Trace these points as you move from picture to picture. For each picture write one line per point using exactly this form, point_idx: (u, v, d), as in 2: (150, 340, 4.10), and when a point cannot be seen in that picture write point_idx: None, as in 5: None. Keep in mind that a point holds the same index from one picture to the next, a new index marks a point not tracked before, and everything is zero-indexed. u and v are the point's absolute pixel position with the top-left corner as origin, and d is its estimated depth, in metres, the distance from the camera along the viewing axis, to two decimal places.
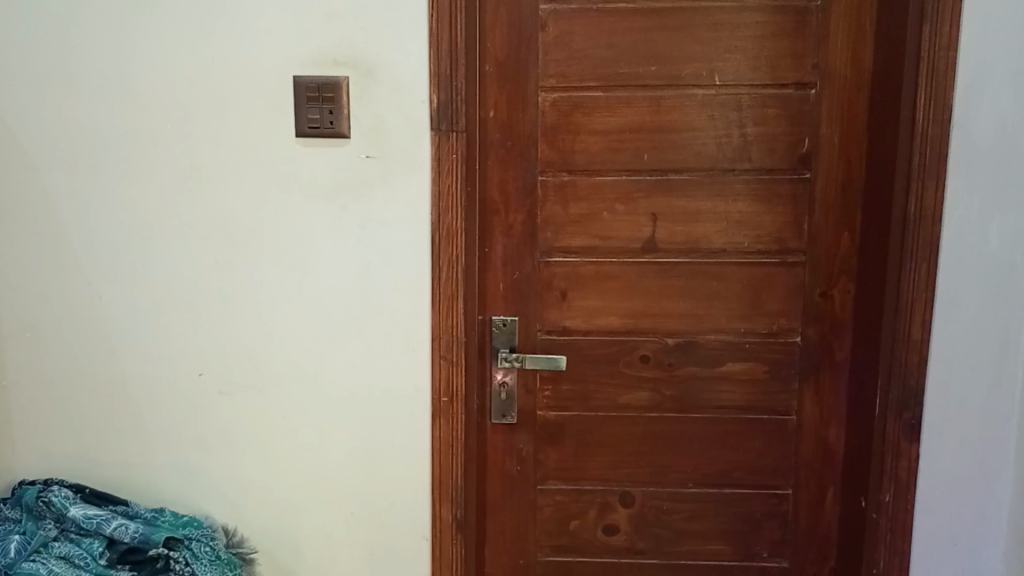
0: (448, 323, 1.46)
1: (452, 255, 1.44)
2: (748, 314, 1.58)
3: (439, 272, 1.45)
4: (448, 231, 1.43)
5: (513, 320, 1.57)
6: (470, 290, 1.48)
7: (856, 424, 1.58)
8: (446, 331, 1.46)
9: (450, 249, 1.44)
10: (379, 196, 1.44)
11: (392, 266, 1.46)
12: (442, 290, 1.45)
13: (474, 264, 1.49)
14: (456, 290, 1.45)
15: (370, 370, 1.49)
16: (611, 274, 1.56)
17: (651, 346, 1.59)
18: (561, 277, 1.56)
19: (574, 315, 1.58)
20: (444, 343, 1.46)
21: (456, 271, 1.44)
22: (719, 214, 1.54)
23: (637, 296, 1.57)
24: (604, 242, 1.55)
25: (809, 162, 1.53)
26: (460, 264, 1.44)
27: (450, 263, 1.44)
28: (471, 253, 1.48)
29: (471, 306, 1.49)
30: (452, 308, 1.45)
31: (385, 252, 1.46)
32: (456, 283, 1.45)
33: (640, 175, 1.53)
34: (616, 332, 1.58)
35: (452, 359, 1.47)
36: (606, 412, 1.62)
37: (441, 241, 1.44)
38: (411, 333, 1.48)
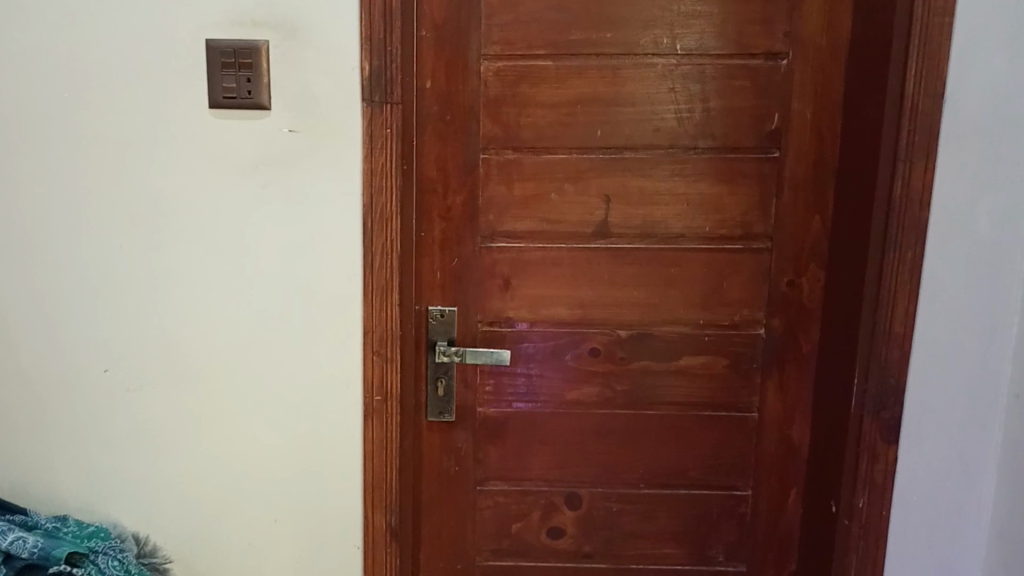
0: (380, 317, 1.32)
1: (385, 242, 1.30)
2: (707, 304, 1.47)
3: (371, 260, 1.31)
4: (382, 216, 1.29)
5: (451, 311, 1.45)
6: (405, 279, 1.34)
7: (821, 422, 1.49)
8: (379, 325, 1.32)
9: (383, 235, 1.30)
10: (305, 175, 1.29)
11: (319, 253, 1.31)
12: (374, 281, 1.31)
13: (408, 251, 1.35)
14: (391, 280, 1.31)
15: (296, 367, 1.35)
16: (559, 262, 1.43)
17: (601, 338, 1.47)
18: (503, 265, 1.43)
19: (519, 305, 1.45)
20: (377, 338, 1.33)
21: (392, 261, 1.31)
22: (678, 197, 1.42)
23: (587, 285, 1.45)
24: (552, 227, 1.42)
25: (777, 140, 1.41)
26: (394, 251, 1.30)
27: (381, 252, 1.30)
28: (406, 238, 1.34)
29: (407, 297, 1.36)
30: (387, 300, 1.32)
31: (311, 238, 1.31)
32: (391, 273, 1.31)
33: (592, 153, 1.39)
34: (564, 323, 1.47)
35: (388, 355, 1.33)
36: (553, 408, 1.51)
37: (372, 227, 1.30)
38: (341, 327, 1.34)
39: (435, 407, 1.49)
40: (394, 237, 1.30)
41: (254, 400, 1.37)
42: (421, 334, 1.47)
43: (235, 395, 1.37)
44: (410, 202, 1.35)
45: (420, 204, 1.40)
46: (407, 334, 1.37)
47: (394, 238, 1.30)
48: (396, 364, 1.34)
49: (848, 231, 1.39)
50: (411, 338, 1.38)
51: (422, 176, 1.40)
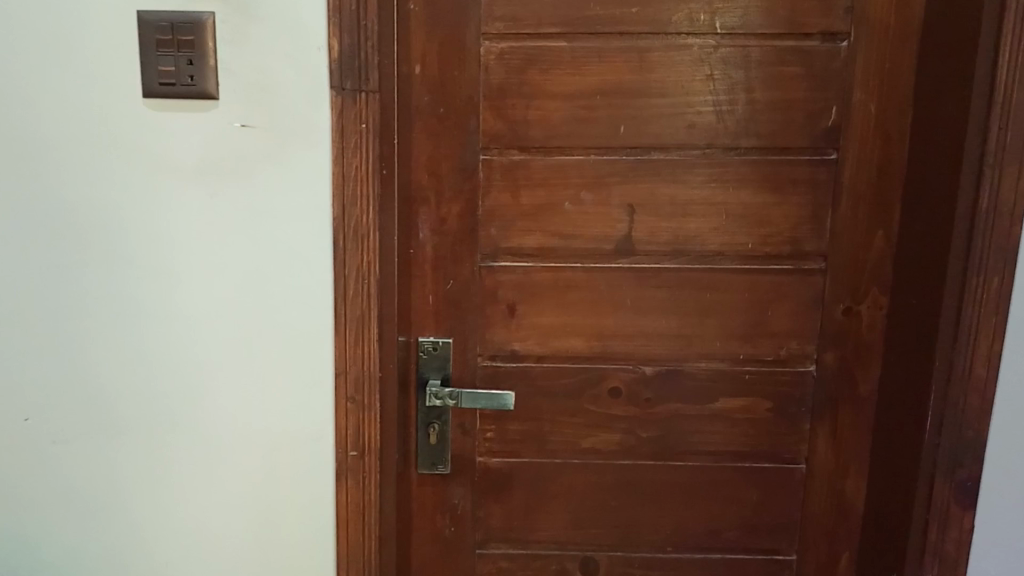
0: (355, 355, 1.08)
1: (358, 263, 1.06)
2: (748, 335, 1.24)
3: (343, 286, 1.06)
4: (357, 232, 1.05)
5: (448, 342, 1.21)
6: (387, 309, 1.10)
7: (880, 475, 1.26)
8: (355, 365, 1.08)
9: (361, 256, 1.06)
10: (261, 181, 1.04)
11: (279, 277, 1.07)
12: (348, 312, 1.07)
13: (391, 273, 1.10)
14: (372, 311, 1.07)
15: (252, 416, 1.11)
16: (574, 284, 1.20)
17: (625, 376, 1.24)
18: (507, 288, 1.19)
19: (525, 336, 1.21)
20: (351, 382, 1.09)
21: (374, 286, 1.07)
22: (717, 208, 1.18)
23: (607, 312, 1.21)
24: (566, 242, 1.18)
25: (835, 139, 1.17)
26: (375, 275, 1.06)
27: (359, 276, 1.06)
28: (389, 258, 1.10)
29: (390, 330, 1.11)
30: (363, 335, 1.08)
31: (269, 259, 1.06)
32: (369, 302, 1.07)
33: (613, 154, 1.16)
34: (579, 357, 1.23)
35: (368, 400, 1.09)
36: (566, 459, 1.27)
37: (345, 246, 1.05)
38: (308, 367, 1.09)
39: (428, 458, 1.24)
40: (369, 256, 1.06)
41: (201, 458, 1.12)
42: (412, 371, 1.22)
43: (179, 453, 1.12)
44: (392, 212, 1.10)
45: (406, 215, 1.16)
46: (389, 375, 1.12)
47: (373, 260, 1.06)
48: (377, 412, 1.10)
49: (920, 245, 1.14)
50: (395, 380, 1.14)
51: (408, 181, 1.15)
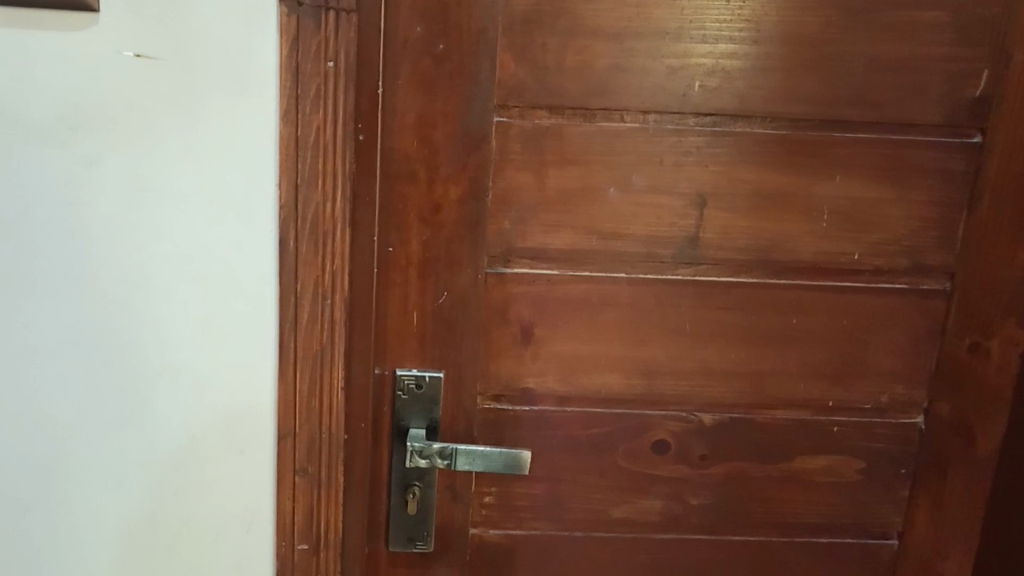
0: (307, 408, 0.77)
1: (320, 276, 0.74)
2: (841, 376, 0.92)
3: (292, 310, 0.74)
4: (317, 232, 0.73)
5: (439, 376, 0.89)
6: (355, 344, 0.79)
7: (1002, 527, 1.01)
8: (305, 420, 0.77)
9: (322, 265, 0.74)
10: (167, 147, 0.69)
11: (193, 290, 0.72)
12: (297, 348, 0.75)
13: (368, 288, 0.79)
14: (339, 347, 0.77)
15: (150, 490, 0.76)
16: (612, 303, 0.87)
17: (674, 428, 0.93)
18: (520, 307, 0.87)
19: (543, 372, 0.90)
20: (304, 447, 0.78)
21: (340, 310, 0.76)
22: (815, 205, 0.85)
23: (654, 342, 0.89)
24: (606, 245, 0.85)
25: (980, 114, 0.84)
26: (342, 295, 0.75)
27: (317, 296, 0.74)
28: (361, 265, 0.78)
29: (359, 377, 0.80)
30: (323, 381, 0.77)
31: (178, 264, 0.71)
32: (329, 334, 0.76)
33: (678, 120, 0.82)
34: (614, 399, 0.92)
35: (328, 470, 0.80)
36: (587, 529, 0.97)
37: (297, 253, 0.73)
38: (233, 419, 0.76)
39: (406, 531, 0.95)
40: (329, 267, 0.74)
41: (73, 550, 0.77)
42: (388, 418, 0.91)
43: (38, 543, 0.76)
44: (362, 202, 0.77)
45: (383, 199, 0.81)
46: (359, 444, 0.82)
47: (339, 274, 0.75)
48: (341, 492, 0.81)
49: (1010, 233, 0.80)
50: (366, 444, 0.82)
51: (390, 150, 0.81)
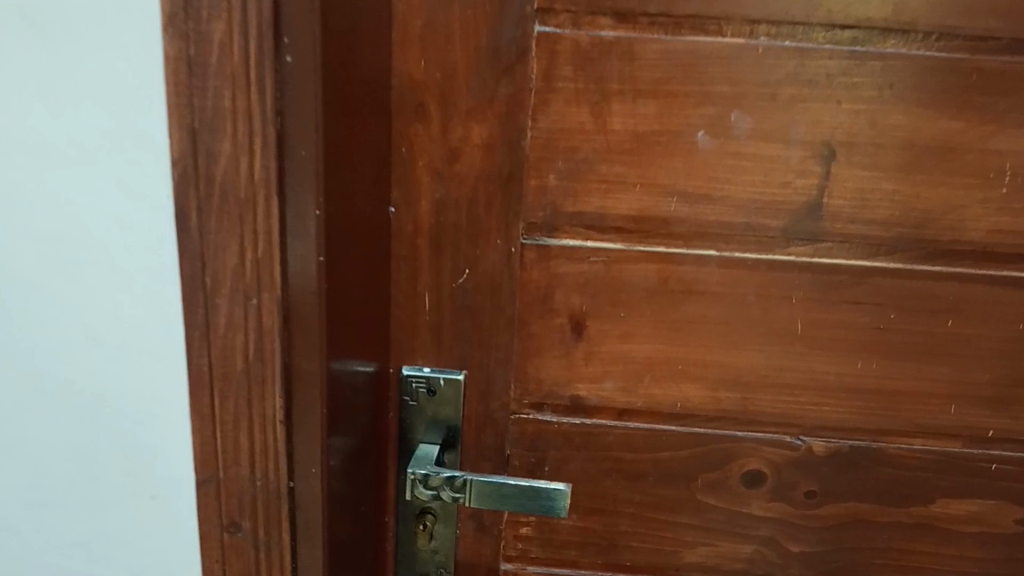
0: (232, 449, 0.55)
1: (242, 271, 0.50)
2: (1008, 402, 0.66)
3: (201, 319, 0.51)
4: (230, 208, 0.49)
5: (458, 379, 0.68)
6: (295, 362, 0.53)
7: None
8: (231, 462, 0.55)
9: (241, 254, 0.50)
10: (19, 80, 0.48)
11: (72, 280, 0.53)
12: (214, 370, 0.53)
13: (321, 287, 0.51)
14: (271, 371, 0.53)
15: (46, 521, 0.60)
16: (698, 292, 0.63)
17: (773, 457, 0.69)
18: (567, 293, 0.65)
19: (597, 377, 0.68)
20: (234, 497, 0.57)
21: (267, 321, 0.51)
22: (997, 165, 0.59)
23: (751, 345, 0.65)
24: (689, 212, 0.60)
25: None
26: (270, 299, 0.51)
27: (237, 298, 0.51)
28: (300, 253, 0.50)
29: (304, 408, 0.54)
30: (253, 414, 0.54)
31: (51, 242, 0.52)
32: (254, 352, 0.52)
33: (802, 35, 0.56)
34: (695, 417, 0.69)
35: (267, 525, 0.58)
36: (653, 571, 0.76)
37: (202, 235, 0.49)
38: (137, 454, 0.57)
39: (421, 568, 0.75)
40: (251, 259, 0.50)
41: None
42: (392, 428, 0.71)
43: None
44: (304, 163, 0.48)
45: (371, 158, 0.56)
46: (312, 495, 0.57)
47: (266, 269, 0.50)
48: (287, 554, 0.58)
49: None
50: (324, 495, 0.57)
51: (372, 78, 0.54)
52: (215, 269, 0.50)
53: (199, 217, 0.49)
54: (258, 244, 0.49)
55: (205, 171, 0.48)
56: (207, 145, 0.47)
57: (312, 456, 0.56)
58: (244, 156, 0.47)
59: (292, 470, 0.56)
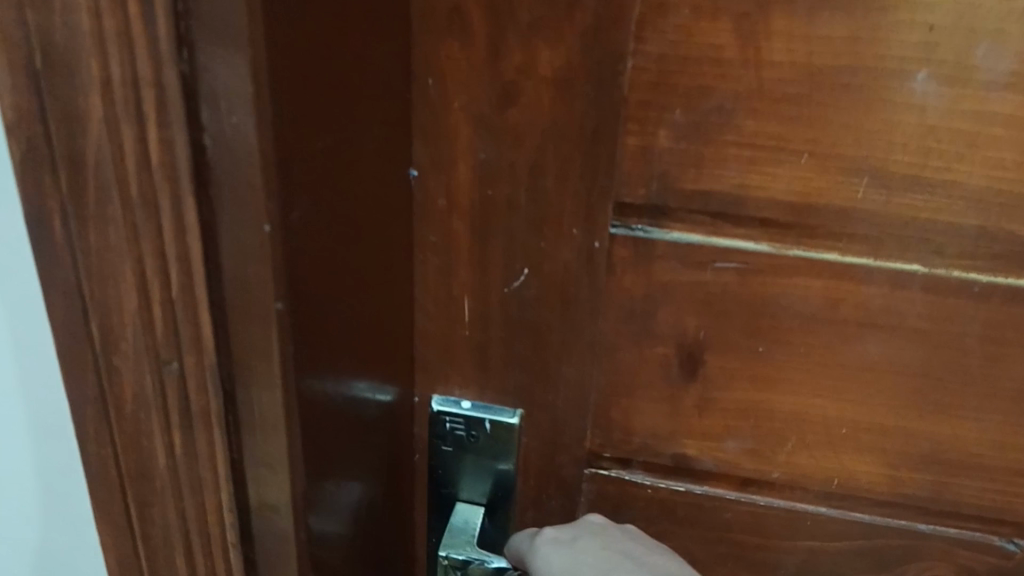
0: (166, 574, 0.35)
1: (146, 321, 0.29)
2: None
3: (95, 391, 0.31)
4: (115, 217, 0.27)
5: (509, 425, 0.47)
6: (248, 459, 0.33)
7: None
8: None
9: (140, 295, 0.29)
10: None
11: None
12: (123, 466, 0.33)
13: (284, 345, 0.30)
14: (211, 477, 0.32)
15: None
16: (887, 325, 0.41)
17: (966, 562, 0.48)
18: (675, 311, 0.42)
19: (711, 430, 0.46)
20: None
21: (196, 403, 0.31)
22: None
23: (957, 413, 0.43)
24: (888, 206, 0.38)
25: None
26: (199, 366, 0.30)
27: (142, 363, 0.30)
28: (244, 292, 0.29)
29: (273, 524, 0.34)
30: (190, 533, 0.34)
31: None
32: (182, 446, 0.32)
33: None
34: (858, 498, 0.47)
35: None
36: None
37: (76, 257, 0.29)
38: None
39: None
40: (157, 302, 0.29)
41: None
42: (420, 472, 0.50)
43: None
44: (235, 140, 0.26)
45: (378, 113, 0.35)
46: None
47: (182, 320, 0.29)
48: None
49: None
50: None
51: None
52: (104, 312, 0.29)
53: (66, 226, 0.28)
54: (168, 279, 0.28)
55: (70, 147, 0.27)
56: (68, 102, 0.26)
57: None
58: (128, 123, 0.26)
59: None
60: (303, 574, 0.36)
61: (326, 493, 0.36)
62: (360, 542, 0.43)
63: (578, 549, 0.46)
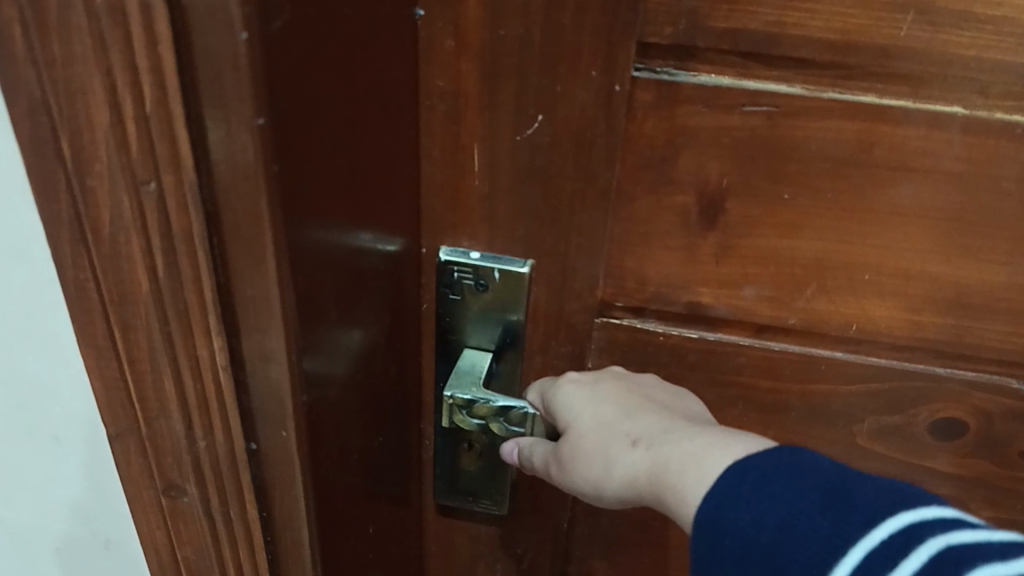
0: (154, 395, 0.34)
1: (119, 138, 0.27)
2: None
3: (69, 209, 0.30)
4: (79, 24, 0.25)
5: (519, 274, 0.44)
6: (238, 290, 0.31)
7: None
8: (155, 414, 0.35)
9: (112, 108, 0.27)
10: None
11: None
12: (104, 289, 0.31)
13: (268, 167, 0.27)
14: (196, 296, 0.31)
15: None
16: (922, 168, 0.39)
17: (979, 405, 0.48)
18: (698, 158, 0.40)
19: (731, 281, 0.44)
20: (167, 459, 0.37)
21: (177, 222, 0.29)
22: None
23: (985, 258, 0.42)
24: (932, 42, 0.35)
25: None
26: (178, 184, 0.28)
27: (118, 182, 0.28)
28: (217, 98, 0.26)
29: (263, 353, 0.32)
30: (177, 356, 0.33)
31: None
32: (164, 267, 0.30)
33: None
34: (876, 343, 0.46)
35: (224, 498, 0.38)
36: None
37: (39, 69, 0.26)
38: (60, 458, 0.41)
39: (462, 484, 0.55)
40: (131, 118, 0.27)
41: None
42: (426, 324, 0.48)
43: None
44: None
45: None
46: (287, 467, 0.36)
47: (158, 137, 0.27)
48: (258, 532, 0.39)
49: (959, 565, 0.29)
50: (305, 469, 0.36)
51: None
52: (74, 128, 0.27)
53: (27, 36, 0.26)
54: (141, 91, 0.26)
55: None
56: None
57: (279, 419, 0.34)
58: None
59: (251, 426, 0.35)
60: (300, 401, 0.34)
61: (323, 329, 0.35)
62: (360, 369, 0.41)
63: (602, 392, 0.44)
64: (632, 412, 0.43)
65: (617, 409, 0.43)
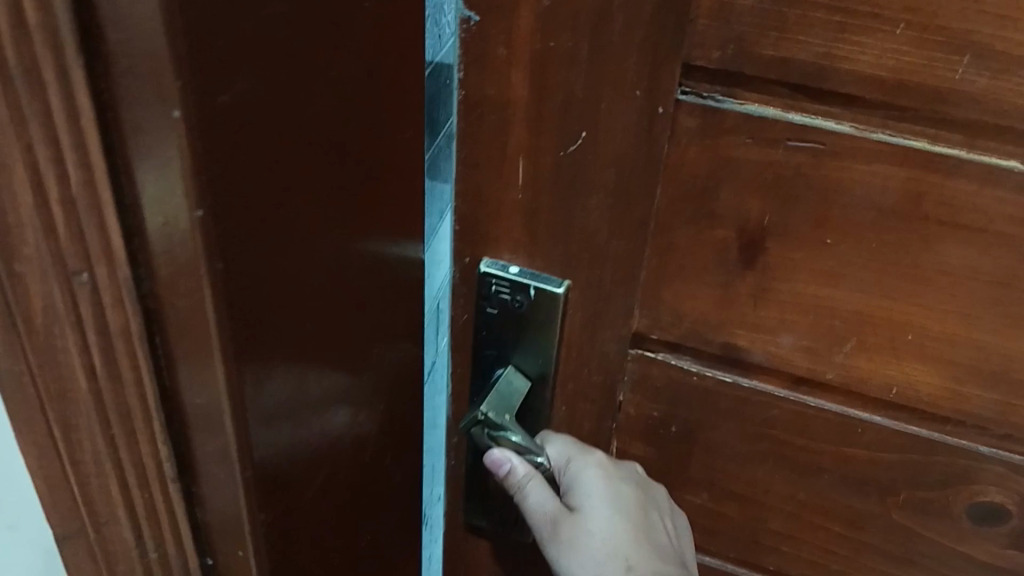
0: (102, 511, 0.28)
1: (47, 222, 0.23)
2: None
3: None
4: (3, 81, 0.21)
5: (554, 294, 0.43)
6: (187, 385, 0.28)
7: None
8: (104, 530, 0.29)
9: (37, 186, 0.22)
10: None
11: None
12: (36, 398, 0.25)
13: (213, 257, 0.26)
14: (138, 400, 0.27)
15: None
16: (974, 228, 0.37)
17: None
18: (740, 192, 0.39)
19: (770, 328, 0.42)
20: None
21: (112, 320, 0.25)
22: None
23: None
24: (987, 92, 0.34)
25: None
26: (114, 275, 0.25)
27: (44, 280, 0.24)
28: (163, 177, 0.24)
29: (216, 451, 0.29)
30: (123, 472, 0.28)
31: None
32: (103, 369, 0.26)
33: None
34: (915, 409, 0.44)
35: None
36: None
37: None
38: None
39: (489, 509, 0.52)
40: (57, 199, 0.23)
41: None
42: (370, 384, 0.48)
43: None
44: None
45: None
46: None
47: (88, 223, 0.23)
48: None
49: None
50: None
51: None
52: None
53: None
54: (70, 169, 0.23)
55: None
56: None
57: (234, 521, 0.31)
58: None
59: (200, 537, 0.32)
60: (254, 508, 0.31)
61: (297, 412, 0.33)
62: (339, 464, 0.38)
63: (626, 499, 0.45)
64: (636, 539, 0.45)
65: (630, 527, 0.45)
